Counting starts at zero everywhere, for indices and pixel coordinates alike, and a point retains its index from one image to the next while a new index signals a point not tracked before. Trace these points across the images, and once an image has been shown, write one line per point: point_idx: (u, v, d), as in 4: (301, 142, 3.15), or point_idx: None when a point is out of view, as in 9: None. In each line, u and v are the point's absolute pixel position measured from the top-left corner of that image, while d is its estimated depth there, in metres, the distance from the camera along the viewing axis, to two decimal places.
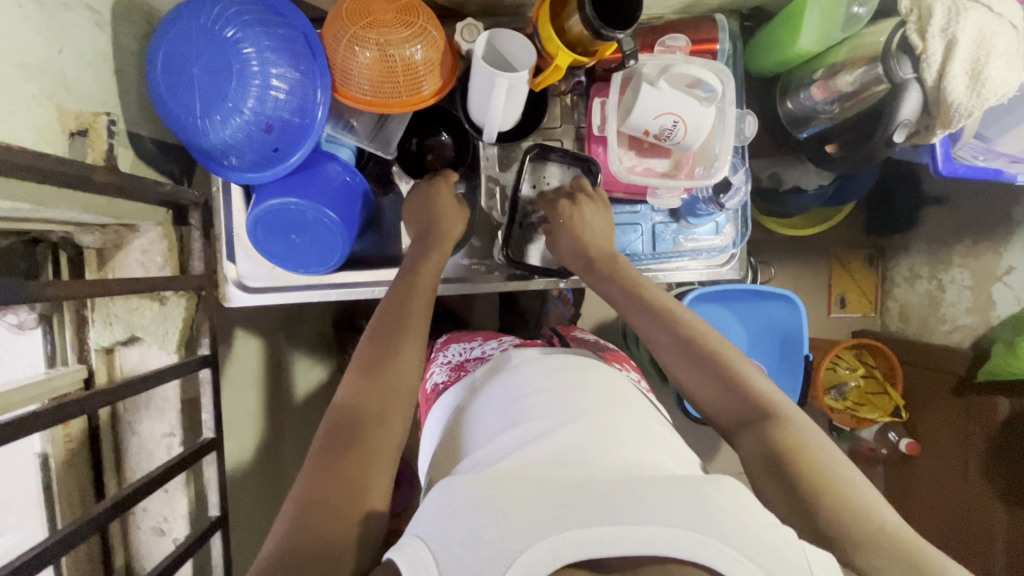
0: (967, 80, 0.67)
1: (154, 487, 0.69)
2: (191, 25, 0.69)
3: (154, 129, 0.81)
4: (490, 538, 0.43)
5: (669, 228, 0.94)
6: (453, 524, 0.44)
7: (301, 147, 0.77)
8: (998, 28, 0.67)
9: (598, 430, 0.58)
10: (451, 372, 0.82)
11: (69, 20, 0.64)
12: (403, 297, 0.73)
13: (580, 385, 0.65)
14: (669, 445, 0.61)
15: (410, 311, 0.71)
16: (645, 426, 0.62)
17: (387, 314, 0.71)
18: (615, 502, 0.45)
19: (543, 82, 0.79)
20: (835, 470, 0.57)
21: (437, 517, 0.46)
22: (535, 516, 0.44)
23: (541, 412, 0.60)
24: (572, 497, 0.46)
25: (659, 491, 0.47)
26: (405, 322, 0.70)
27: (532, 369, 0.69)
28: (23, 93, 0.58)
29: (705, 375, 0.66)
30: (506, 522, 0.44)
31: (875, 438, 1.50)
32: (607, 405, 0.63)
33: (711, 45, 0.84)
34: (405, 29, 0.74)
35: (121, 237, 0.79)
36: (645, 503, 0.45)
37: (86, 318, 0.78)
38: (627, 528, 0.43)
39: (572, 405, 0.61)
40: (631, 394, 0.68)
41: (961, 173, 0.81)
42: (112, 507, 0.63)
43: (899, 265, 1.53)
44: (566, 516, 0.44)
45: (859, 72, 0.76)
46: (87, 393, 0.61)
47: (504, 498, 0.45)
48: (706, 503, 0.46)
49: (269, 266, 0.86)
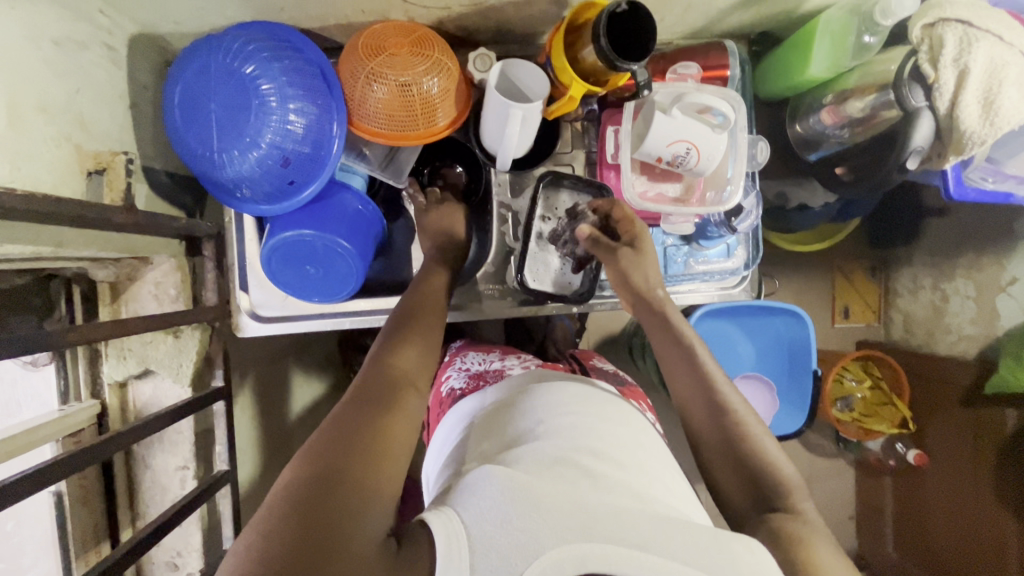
0: (980, 109, 0.69)
1: (171, 525, 0.69)
2: (210, 59, 0.70)
3: (166, 161, 0.81)
4: (523, 527, 0.43)
5: (681, 251, 0.94)
6: (492, 505, 0.45)
7: (315, 179, 0.78)
8: (1010, 58, 0.68)
9: (618, 449, 0.59)
10: (469, 380, 0.81)
11: (86, 59, 0.65)
12: (432, 292, 0.73)
13: (601, 405, 0.65)
14: (679, 485, 0.61)
15: (438, 306, 0.71)
16: (656, 456, 0.62)
17: (417, 304, 0.70)
18: (641, 525, 0.46)
19: (557, 112, 0.79)
20: (839, 574, 0.53)
21: (475, 494, 0.46)
22: (567, 521, 0.45)
23: (566, 420, 0.61)
24: (602, 510, 0.47)
25: (686, 529, 0.47)
26: (435, 315, 0.70)
27: (555, 382, 0.69)
28: (42, 135, 0.58)
29: (722, 442, 0.65)
30: (539, 518, 0.44)
31: (882, 449, 1.50)
32: (623, 428, 0.63)
33: (722, 71, 0.85)
34: (420, 63, 0.75)
35: (134, 270, 0.78)
36: (671, 536, 0.46)
37: (99, 353, 0.77)
38: (650, 559, 0.44)
39: (594, 420, 0.62)
40: (645, 425, 0.68)
41: (972, 197, 0.82)
42: (130, 550, 0.62)
43: (901, 276, 1.54)
44: (594, 528, 0.45)
45: (870, 98, 0.76)
46: (105, 435, 0.60)
47: (540, 495, 0.46)
48: (729, 558, 0.46)
49: (282, 295, 0.85)
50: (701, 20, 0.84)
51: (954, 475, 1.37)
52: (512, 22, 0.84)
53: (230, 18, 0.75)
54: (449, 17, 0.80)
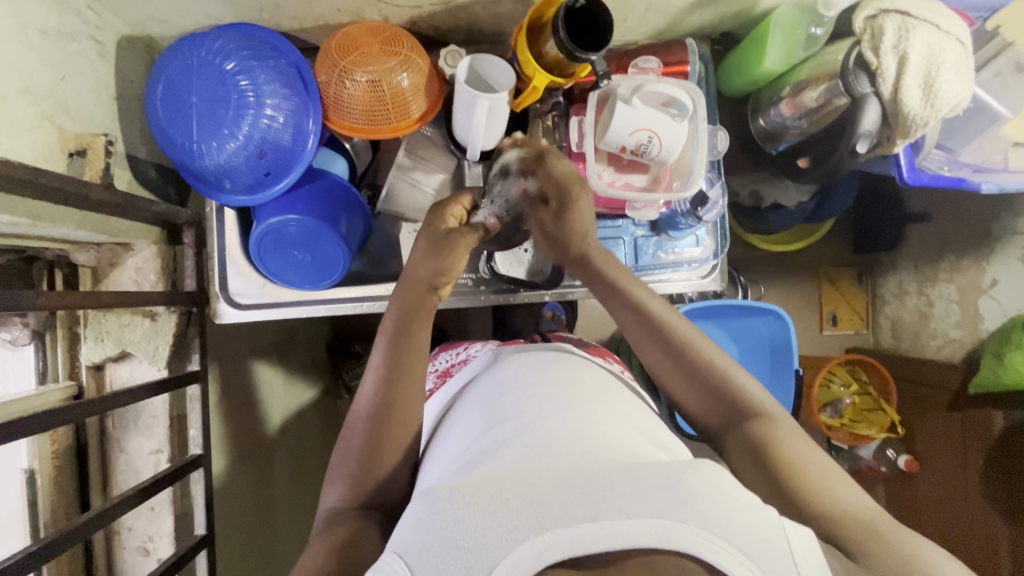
0: (922, 93, 0.73)
1: (128, 505, 0.69)
2: (191, 58, 0.74)
3: (151, 152, 0.85)
4: (470, 547, 0.42)
5: (650, 242, 0.97)
6: (431, 538, 0.43)
7: (290, 171, 0.82)
8: (947, 45, 0.73)
9: (570, 418, 0.58)
10: (438, 380, 0.85)
11: (73, 49, 0.69)
12: (394, 390, 0.66)
13: (555, 379, 0.65)
14: (642, 431, 0.60)
15: (403, 416, 0.65)
16: (619, 412, 0.62)
17: (373, 419, 0.64)
18: (592, 496, 0.44)
19: (522, 102, 0.83)
20: (810, 461, 0.61)
21: (415, 532, 0.44)
22: (515, 519, 0.43)
23: (518, 410, 0.60)
24: (553, 494, 0.44)
25: (633, 481, 0.45)
26: (385, 443, 0.64)
27: (507, 372, 0.69)
28: (25, 116, 0.62)
29: (683, 377, 0.70)
30: (486, 529, 0.42)
31: (874, 455, 1.46)
32: (581, 394, 0.63)
33: (682, 67, 0.88)
34: (392, 60, 0.79)
35: (116, 255, 0.81)
36: (625, 496, 0.44)
37: (78, 335, 0.79)
38: (609, 525, 0.41)
39: (544, 398, 0.61)
40: (603, 380, 0.69)
41: (927, 182, 0.84)
42: (83, 523, 0.62)
43: (887, 282, 1.52)
44: (548, 516, 0.42)
45: (823, 88, 0.81)
46: (55, 411, 0.60)
47: (484, 505, 0.44)
48: (681, 491, 0.44)
49: (261, 282, 0.88)
50: (663, 20, 0.89)
51: (945, 478, 1.34)
52: (482, 22, 0.89)
53: (213, 17, 0.80)
54: (421, 16, 0.85)
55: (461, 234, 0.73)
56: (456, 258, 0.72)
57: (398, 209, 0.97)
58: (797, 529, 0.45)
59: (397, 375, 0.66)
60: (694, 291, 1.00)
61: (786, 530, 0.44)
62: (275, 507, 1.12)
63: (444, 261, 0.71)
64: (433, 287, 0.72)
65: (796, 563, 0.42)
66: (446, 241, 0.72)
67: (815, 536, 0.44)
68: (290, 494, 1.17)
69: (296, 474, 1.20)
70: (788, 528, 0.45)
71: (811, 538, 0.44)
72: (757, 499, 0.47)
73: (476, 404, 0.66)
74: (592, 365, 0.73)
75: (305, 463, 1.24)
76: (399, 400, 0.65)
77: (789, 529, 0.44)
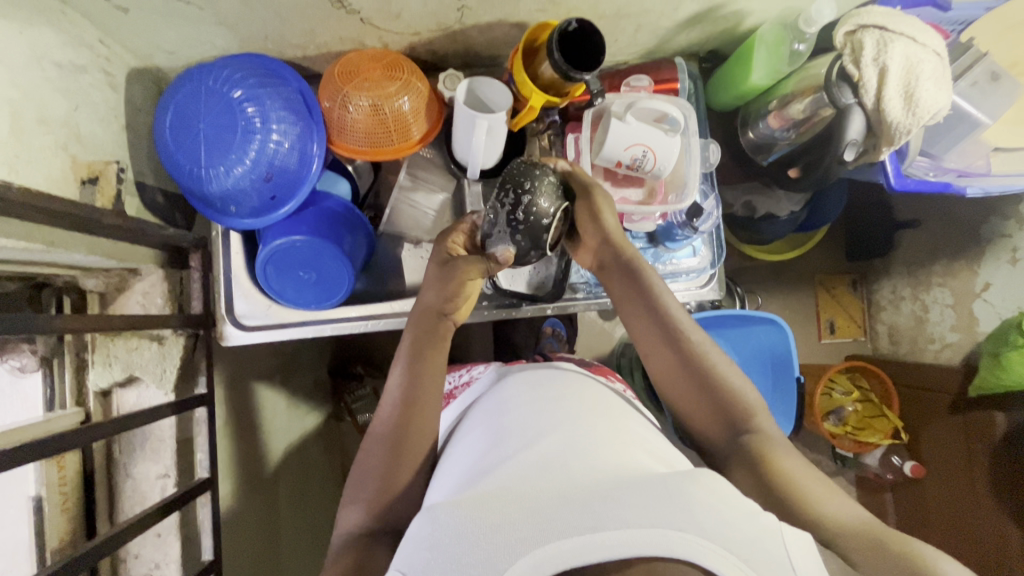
0: (902, 101, 0.77)
1: (132, 533, 0.68)
2: (199, 88, 0.76)
3: (160, 179, 0.87)
4: (474, 560, 0.41)
5: (648, 253, 0.99)
6: (436, 553, 0.43)
7: (298, 196, 0.84)
8: (923, 56, 0.77)
9: (572, 435, 0.57)
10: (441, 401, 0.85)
11: (85, 81, 0.72)
12: (410, 407, 0.67)
13: (557, 399, 0.65)
14: (646, 444, 0.60)
15: (419, 433, 0.66)
16: (621, 427, 0.62)
17: (391, 438, 0.65)
18: (593, 509, 0.43)
19: (520, 122, 0.86)
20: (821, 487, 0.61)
21: (421, 548, 0.44)
22: (518, 534, 0.42)
23: (520, 429, 0.59)
24: (556, 509, 0.44)
25: (633, 493, 0.45)
26: (401, 468, 0.64)
27: (511, 391, 0.69)
28: (39, 145, 0.64)
29: (697, 393, 0.70)
30: (490, 545, 0.42)
31: (879, 464, 1.43)
32: (581, 412, 0.62)
33: (673, 84, 0.91)
34: (392, 84, 0.82)
35: (123, 280, 0.81)
36: (626, 508, 0.43)
37: (86, 361, 0.79)
38: (609, 536, 0.41)
39: (547, 417, 0.61)
40: (608, 399, 0.69)
41: (913, 186, 0.88)
42: (87, 551, 0.61)
43: (882, 289, 1.54)
44: (550, 529, 0.42)
45: (808, 100, 0.85)
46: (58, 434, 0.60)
47: (488, 519, 0.44)
48: (682, 501, 0.44)
49: (267, 303, 0.89)
50: (652, 40, 0.93)
51: (949, 484, 1.33)
52: (479, 46, 0.92)
53: (219, 48, 0.82)
54: (420, 43, 0.88)
55: (461, 262, 0.72)
56: (463, 285, 0.73)
57: (398, 230, 0.99)
58: (796, 534, 0.46)
59: (414, 394, 0.67)
60: (693, 300, 1.01)
61: (786, 537, 0.45)
62: (279, 535, 1.10)
63: (451, 289, 0.72)
64: (439, 309, 0.73)
65: (795, 562, 0.43)
66: (452, 269, 0.73)
67: (814, 544, 0.45)
68: (294, 521, 1.15)
69: (299, 500, 1.18)
70: (786, 531, 0.45)
71: (811, 544, 0.46)
72: (758, 508, 0.48)
73: (486, 416, 0.66)
74: (592, 383, 0.73)
75: (309, 488, 1.22)
76: (415, 420, 0.66)
77: (784, 530, 0.45)
